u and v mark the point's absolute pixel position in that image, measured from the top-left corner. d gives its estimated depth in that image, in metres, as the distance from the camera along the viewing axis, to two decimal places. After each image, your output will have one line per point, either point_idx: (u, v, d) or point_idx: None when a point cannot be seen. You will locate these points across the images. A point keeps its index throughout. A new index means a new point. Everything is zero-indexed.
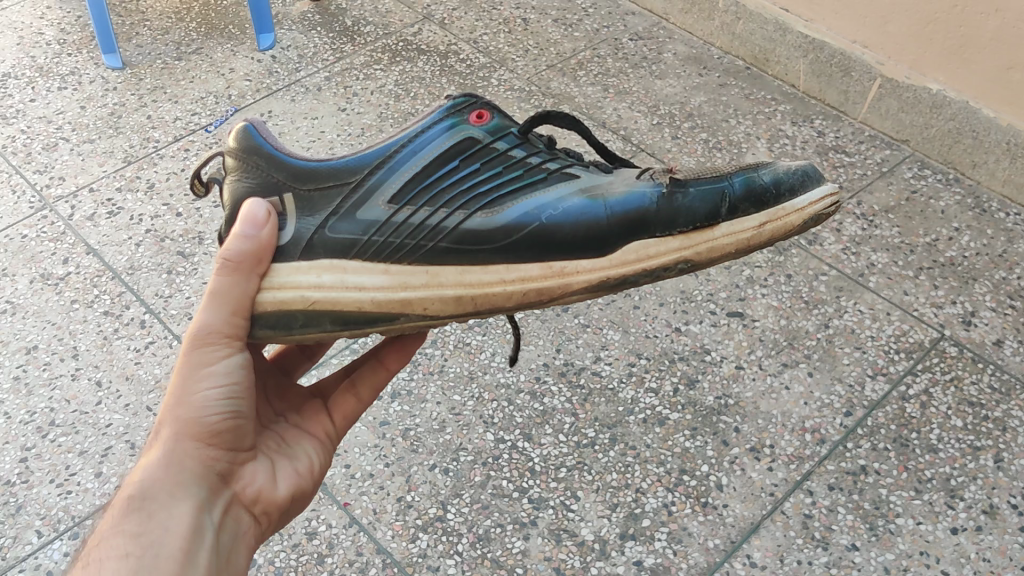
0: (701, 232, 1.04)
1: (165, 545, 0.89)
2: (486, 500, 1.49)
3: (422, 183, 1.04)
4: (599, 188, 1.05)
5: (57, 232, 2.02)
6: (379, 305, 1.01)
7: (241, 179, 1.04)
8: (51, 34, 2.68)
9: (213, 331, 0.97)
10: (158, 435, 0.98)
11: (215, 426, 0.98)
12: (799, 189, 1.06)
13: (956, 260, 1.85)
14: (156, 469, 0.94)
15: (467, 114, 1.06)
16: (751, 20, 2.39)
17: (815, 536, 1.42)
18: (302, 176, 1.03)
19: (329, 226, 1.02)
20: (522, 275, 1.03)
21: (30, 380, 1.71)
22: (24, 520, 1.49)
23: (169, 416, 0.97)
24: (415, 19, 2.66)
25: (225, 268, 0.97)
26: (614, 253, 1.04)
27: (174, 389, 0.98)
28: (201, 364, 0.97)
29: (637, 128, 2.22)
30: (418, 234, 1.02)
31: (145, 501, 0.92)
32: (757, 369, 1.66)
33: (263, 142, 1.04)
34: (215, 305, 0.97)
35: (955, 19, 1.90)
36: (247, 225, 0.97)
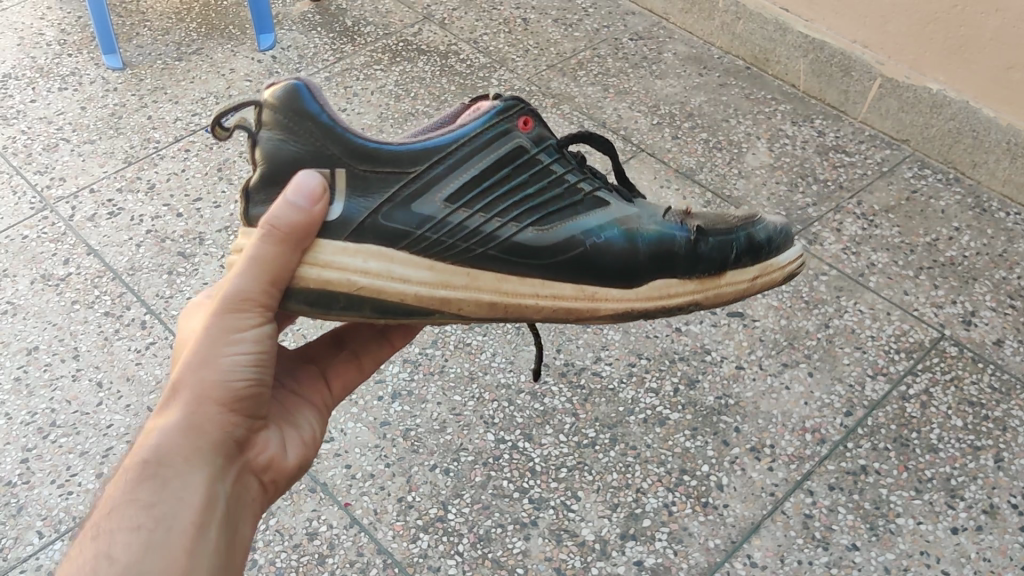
0: (713, 282, 1.15)
1: (181, 516, 0.87)
2: (486, 500, 1.49)
3: (476, 186, 1.02)
4: (633, 219, 1.10)
5: (58, 232, 2.02)
6: (419, 300, 0.99)
7: (287, 143, 0.94)
8: (51, 35, 2.69)
9: (247, 298, 0.92)
10: (173, 395, 0.93)
11: (236, 395, 0.94)
12: (784, 252, 1.22)
13: (956, 260, 1.86)
14: (171, 434, 0.91)
15: (515, 119, 1.04)
16: (751, 21, 2.39)
17: (815, 536, 1.42)
18: (361, 155, 0.96)
19: (384, 214, 0.97)
20: (555, 292, 1.06)
21: (31, 380, 1.71)
22: (24, 521, 1.49)
23: (188, 377, 0.93)
24: (415, 19, 2.66)
25: (271, 237, 0.91)
26: (639, 287, 1.11)
27: (195, 349, 0.93)
28: (231, 329, 0.93)
29: (637, 128, 2.22)
30: (470, 239, 1.01)
31: (159, 467, 0.89)
32: (757, 369, 1.66)
33: (319, 110, 0.94)
34: (254, 271, 0.92)
35: (955, 19, 1.90)
36: (302, 198, 0.91)
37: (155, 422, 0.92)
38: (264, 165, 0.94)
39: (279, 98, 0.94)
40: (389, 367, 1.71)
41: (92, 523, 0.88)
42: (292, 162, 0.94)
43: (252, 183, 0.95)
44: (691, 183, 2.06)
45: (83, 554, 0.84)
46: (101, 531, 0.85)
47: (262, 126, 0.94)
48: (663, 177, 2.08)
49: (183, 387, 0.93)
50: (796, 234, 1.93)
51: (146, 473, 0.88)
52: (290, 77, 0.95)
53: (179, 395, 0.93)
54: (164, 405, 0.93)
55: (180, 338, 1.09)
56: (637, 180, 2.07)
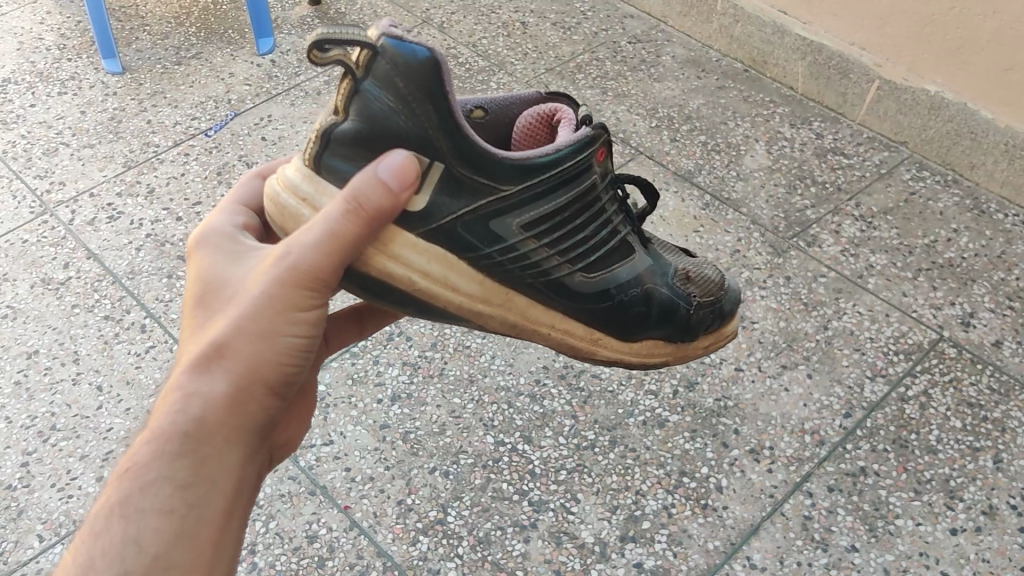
0: (683, 346, 1.28)
1: (213, 504, 0.91)
2: (486, 502, 1.49)
3: (548, 216, 1.03)
4: (654, 275, 1.18)
5: (58, 236, 2.03)
6: (460, 309, 1.02)
7: (396, 117, 0.91)
8: (51, 39, 2.69)
9: (315, 278, 0.92)
10: (220, 361, 0.92)
11: (280, 377, 0.96)
12: (732, 318, 1.35)
13: (955, 261, 1.86)
14: (216, 410, 0.91)
15: (597, 149, 1.06)
16: (748, 24, 2.40)
17: (815, 537, 1.42)
18: (464, 158, 0.95)
19: (463, 223, 0.98)
20: (571, 329, 1.13)
21: (31, 385, 1.71)
22: (25, 524, 1.49)
23: (241, 350, 0.92)
24: (414, 22, 2.66)
25: (356, 218, 0.89)
26: (632, 341, 1.21)
27: (252, 321, 0.93)
28: (290, 306, 0.93)
29: (636, 131, 2.23)
30: (525, 269, 1.05)
31: (199, 446, 0.90)
32: (756, 371, 1.66)
33: (440, 90, 0.91)
34: (332, 251, 0.90)
35: (953, 21, 1.91)
36: (393, 181, 0.90)
37: (198, 388, 0.91)
38: (354, 121, 0.92)
39: (409, 66, 0.89)
40: (389, 369, 1.71)
41: (118, 487, 0.88)
42: (388, 129, 0.92)
43: (339, 136, 0.93)
44: (691, 186, 2.06)
45: (111, 530, 0.86)
46: (131, 509, 0.87)
47: (372, 82, 0.90)
48: (662, 179, 2.09)
49: (235, 359, 0.92)
50: (795, 236, 1.93)
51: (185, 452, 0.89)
52: (417, 42, 0.90)
53: (229, 365, 0.92)
54: (207, 369, 0.92)
55: (206, 259, 1.02)
56: None
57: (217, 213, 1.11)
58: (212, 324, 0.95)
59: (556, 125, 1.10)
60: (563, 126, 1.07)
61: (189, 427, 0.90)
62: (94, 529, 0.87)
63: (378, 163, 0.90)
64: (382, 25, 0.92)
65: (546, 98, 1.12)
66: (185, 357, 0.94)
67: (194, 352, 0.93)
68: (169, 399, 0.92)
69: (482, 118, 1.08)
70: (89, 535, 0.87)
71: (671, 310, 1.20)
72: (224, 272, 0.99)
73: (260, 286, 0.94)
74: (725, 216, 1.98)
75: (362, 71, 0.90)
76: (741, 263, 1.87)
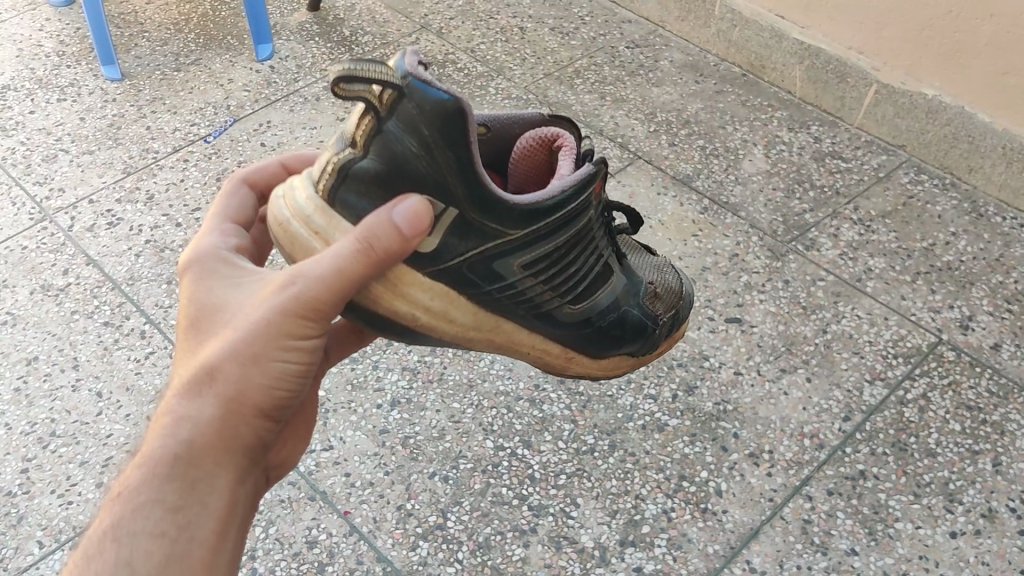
0: (643, 357, 1.33)
1: (204, 525, 0.93)
2: (486, 507, 1.49)
3: (548, 255, 1.06)
4: (631, 295, 1.22)
5: (57, 243, 2.03)
6: (455, 338, 1.04)
7: (416, 161, 0.92)
8: (50, 46, 2.70)
9: (309, 308, 0.92)
10: (210, 385, 0.94)
11: (273, 401, 0.97)
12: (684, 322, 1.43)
13: (953, 264, 1.86)
14: (206, 433, 0.93)
15: (596, 184, 1.08)
16: (746, 28, 2.40)
17: (815, 540, 1.42)
18: (478, 204, 0.96)
19: (468, 264, 0.99)
20: (548, 350, 1.17)
21: (31, 391, 1.71)
22: (25, 531, 1.49)
23: (233, 374, 0.93)
24: (413, 28, 2.67)
25: (365, 259, 0.89)
26: (601, 359, 1.25)
27: (243, 347, 0.93)
28: (282, 334, 0.94)
29: (634, 136, 2.23)
30: (519, 303, 1.07)
31: (189, 468, 0.93)
32: (755, 375, 1.66)
33: (463, 141, 0.92)
34: (335, 286, 0.91)
35: (950, 25, 1.91)
36: (407, 226, 0.90)
37: (189, 414, 0.93)
38: (372, 160, 0.92)
39: (435, 112, 0.90)
40: (389, 375, 1.71)
41: (111, 512, 0.91)
42: (408, 172, 0.92)
43: (356, 173, 0.92)
44: (690, 190, 2.07)
45: (103, 555, 0.89)
46: (122, 532, 0.90)
47: (395, 124, 0.90)
48: (660, 184, 2.09)
49: (225, 384, 0.94)
50: (794, 240, 1.93)
51: (176, 476, 0.92)
52: (448, 92, 0.90)
53: (219, 391, 0.94)
54: (197, 394, 0.94)
55: (200, 280, 1.02)
56: (635, 188, 2.09)
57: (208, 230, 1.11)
58: (205, 348, 0.96)
59: (556, 151, 1.10)
60: (565, 156, 1.08)
61: (181, 450, 0.92)
62: (87, 553, 0.89)
63: (390, 206, 0.91)
64: (410, 63, 0.91)
65: (547, 120, 1.13)
66: (178, 381, 0.96)
67: (187, 376, 0.95)
68: (162, 422, 0.94)
69: (483, 135, 1.09)
70: (82, 561, 0.90)
71: (639, 327, 1.24)
72: (219, 294, 1.00)
73: (254, 314, 0.94)
74: (723, 220, 1.98)
75: (385, 110, 0.90)
76: (740, 268, 1.87)
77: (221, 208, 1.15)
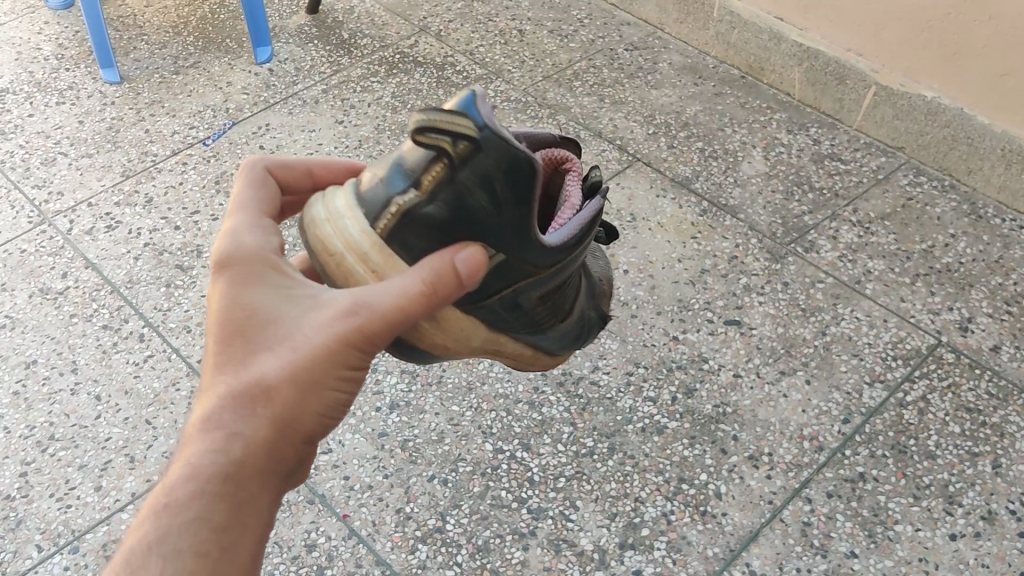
0: None
1: (247, 547, 0.89)
2: (485, 511, 1.49)
3: (558, 287, 1.09)
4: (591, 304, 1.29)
5: (56, 246, 2.03)
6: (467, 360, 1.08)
7: (482, 211, 0.93)
8: (49, 49, 2.70)
9: (370, 337, 0.90)
10: (266, 404, 0.90)
11: (320, 424, 0.94)
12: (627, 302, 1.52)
13: (952, 266, 1.86)
14: (256, 453, 0.90)
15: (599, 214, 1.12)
16: (745, 29, 2.40)
17: (814, 543, 1.42)
18: (525, 251, 0.98)
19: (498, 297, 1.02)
20: (529, 363, 1.21)
21: (29, 394, 1.71)
22: (24, 534, 1.49)
23: (291, 397, 0.90)
24: (411, 31, 2.67)
25: (428, 299, 0.90)
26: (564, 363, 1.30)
27: (303, 368, 0.90)
28: (340, 358, 0.91)
29: (632, 138, 2.23)
30: (528, 328, 1.10)
31: (238, 488, 0.89)
32: (754, 377, 1.66)
33: (526, 196, 0.94)
34: (397, 320, 0.90)
35: (949, 27, 1.92)
36: (467, 272, 0.92)
37: (241, 431, 0.89)
38: (439, 205, 0.93)
39: (508, 169, 0.92)
40: (387, 377, 1.71)
41: (154, 525, 0.86)
42: (472, 220, 0.94)
43: (420, 217, 0.93)
44: (688, 192, 2.07)
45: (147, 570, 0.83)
46: (167, 548, 0.85)
47: (466, 176, 0.91)
48: (659, 186, 2.09)
49: (282, 405, 0.90)
50: (793, 242, 1.93)
51: (224, 495, 0.88)
52: (520, 150, 0.93)
53: (274, 410, 0.90)
54: (250, 411, 0.89)
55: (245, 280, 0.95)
56: (634, 190, 2.09)
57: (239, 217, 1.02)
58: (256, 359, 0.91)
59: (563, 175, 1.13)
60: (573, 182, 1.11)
61: (232, 469, 0.88)
62: (128, 567, 0.84)
63: (453, 252, 0.93)
64: (487, 116, 0.92)
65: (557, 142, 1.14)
66: (221, 391, 0.90)
67: (238, 390, 0.89)
68: (206, 435, 0.89)
69: None
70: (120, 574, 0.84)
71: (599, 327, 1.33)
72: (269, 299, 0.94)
73: (312, 333, 0.90)
74: (722, 222, 1.98)
75: (459, 160, 0.91)
76: (739, 270, 1.87)
77: (247, 192, 1.06)
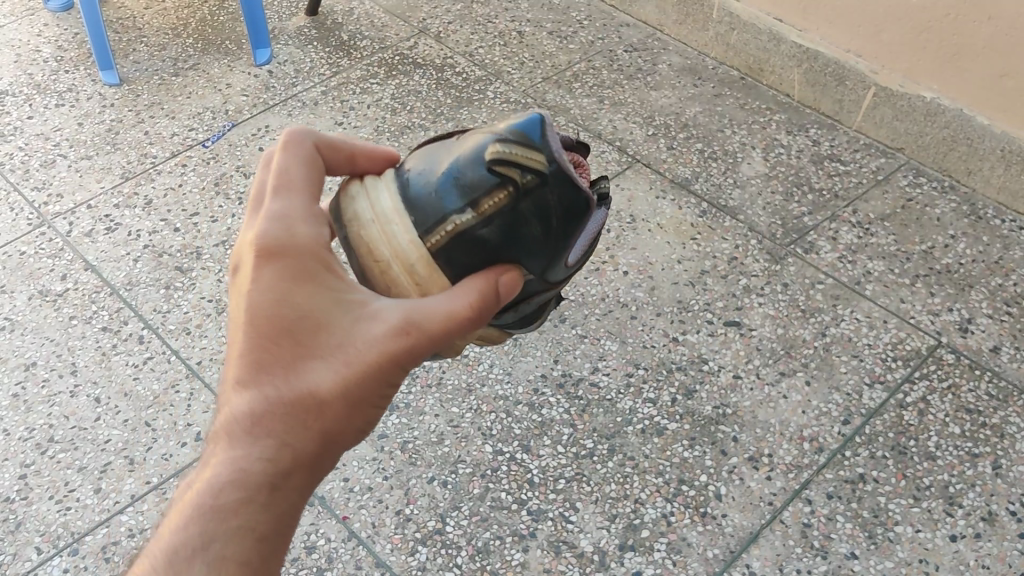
0: None
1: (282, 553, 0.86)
2: (485, 512, 1.49)
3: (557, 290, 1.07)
4: None
5: (56, 248, 2.03)
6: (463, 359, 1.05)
7: (532, 241, 0.90)
8: (48, 51, 2.70)
9: (421, 356, 0.86)
10: (315, 417, 0.84)
11: (364, 435, 0.89)
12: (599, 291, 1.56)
13: (952, 267, 1.86)
14: (302, 465, 0.85)
15: None
16: (744, 30, 2.40)
17: (814, 544, 1.42)
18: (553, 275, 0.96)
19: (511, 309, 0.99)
20: None
21: (29, 397, 1.71)
22: (24, 537, 1.49)
23: (343, 410, 0.85)
24: (410, 33, 2.67)
25: (475, 321, 0.87)
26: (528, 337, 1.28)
27: (355, 384, 0.84)
28: (391, 375, 0.85)
29: (632, 139, 2.23)
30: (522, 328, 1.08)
31: (283, 499, 0.84)
32: (754, 378, 1.66)
33: (576, 232, 0.92)
34: (446, 341, 0.86)
35: (948, 28, 1.92)
36: (507, 295, 0.90)
37: (287, 443, 0.83)
38: (491, 228, 0.89)
39: (569, 206, 0.89)
40: None
41: (195, 530, 0.81)
42: (519, 245, 0.90)
43: (469, 237, 0.89)
44: (688, 193, 2.07)
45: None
46: (208, 555, 0.80)
47: (526, 206, 0.88)
48: (658, 187, 2.09)
49: (330, 419, 0.84)
50: (792, 243, 1.93)
51: (271, 507, 0.83)
52: (584, 190, 0.90)
53: (323, 425, 0.84)
54: (298, 423, 0.83)
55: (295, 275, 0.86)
56: (634, 191, 2.09)
57: (291, 200, 0.92)
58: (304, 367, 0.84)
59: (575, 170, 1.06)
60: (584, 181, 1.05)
61: (278, 480, 0.83)
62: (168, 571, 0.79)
63: (495, 276, 0.89)
64: (558, 151, 0.89)
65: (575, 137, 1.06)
66: (267, 396, 0.83)
67: (288, 398, 0.83)
68: (252, 442, 0.83)
69: None
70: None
71: None
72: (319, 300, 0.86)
73: (367, 347, 0.84)
74: (722, 223, 1.98)
75: (523, 190, 0.87)
76: (738, 271, 1.87)
77: (300, 166, 0.94)
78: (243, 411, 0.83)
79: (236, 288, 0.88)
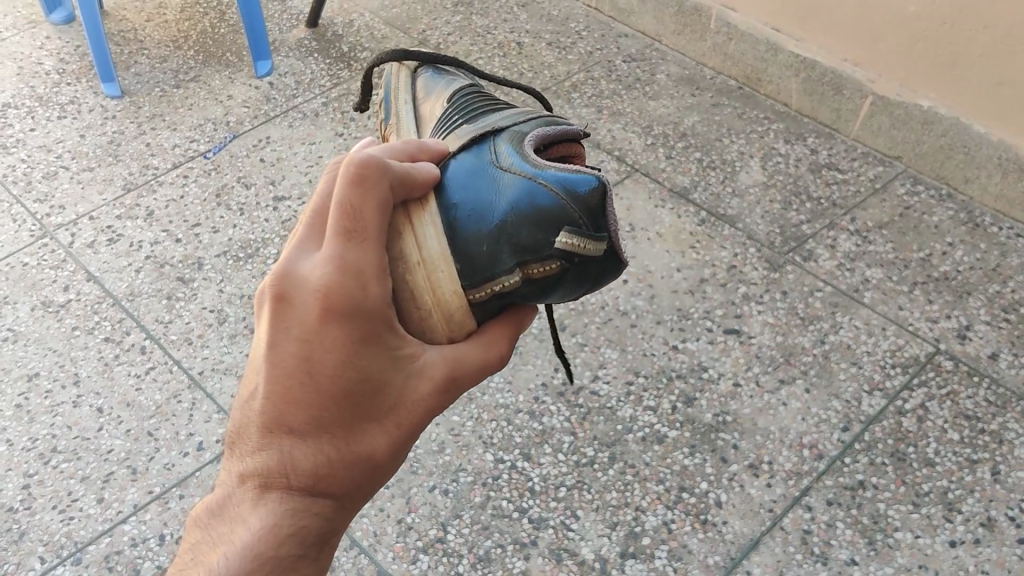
0: None
1: None
2: (486, 521, 1.50)
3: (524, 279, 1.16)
4: None
5: (58, 259, 2.04)
6: None
7: (560, 295, 0.99)
8: (49, 64, 2.72)
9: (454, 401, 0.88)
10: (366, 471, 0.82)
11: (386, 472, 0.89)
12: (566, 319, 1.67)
13: (950, 275, 1.87)
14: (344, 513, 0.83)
15: None
16: (742, 41, 2.42)
17: (814, 550, 1.42)
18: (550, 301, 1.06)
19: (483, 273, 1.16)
20: None
21: (31, 407, 1.72)
22: (26, 546, 1.50)
23: (389, 467, 0.84)
24: (411, 44, 2.69)
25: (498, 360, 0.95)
26: None
27: (405, 441, 0.83)
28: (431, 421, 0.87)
29: (631, 149, 2.25)
30: None
31: (328, 544, 0.83)
32: (754, 385, 1.67)
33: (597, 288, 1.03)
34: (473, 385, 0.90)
35: (944, 37, 1.94)
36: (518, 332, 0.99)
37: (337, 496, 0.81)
38: (533, 285, 0.95)
39: (603, 273, 0.99)
40: None
41: None
42: (549, 298, 0.98)
43: (507, 291, 0.94)
44: (687, 202, 2.08)
45: None
46: None
47: (571, 273, 0.95)
48: (657, 196, 2.10)
49: (378, 470, 0.83)
50: (791, 251, 1.94)
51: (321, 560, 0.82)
52: (620, 260, 1.00)
53: (371, 477, 0.83)
54: (350, 476, 0.81)
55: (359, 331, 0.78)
56: (633, 201, 2.10)
57: (356, 242, 0.79)
58: (359, 426, 0.80)
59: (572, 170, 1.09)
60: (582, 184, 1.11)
61: (327, 532, 0.81)
62: None
63: (519, 322, 0.98)
64: (612, 226, 0.96)
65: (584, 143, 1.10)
66: (321, 457, 0.78)
67: (344, 459, 0.79)
68: (304, 499, 0.80)
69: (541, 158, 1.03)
70: None
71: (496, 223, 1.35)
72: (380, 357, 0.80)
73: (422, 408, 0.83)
74: (721, 231, 2.00)
75: (574, 263, 0.94)
76: (737, 279, 1.88)
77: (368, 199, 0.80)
78: (296, 469, 0.78)
79: (289, 332, 0.77)
